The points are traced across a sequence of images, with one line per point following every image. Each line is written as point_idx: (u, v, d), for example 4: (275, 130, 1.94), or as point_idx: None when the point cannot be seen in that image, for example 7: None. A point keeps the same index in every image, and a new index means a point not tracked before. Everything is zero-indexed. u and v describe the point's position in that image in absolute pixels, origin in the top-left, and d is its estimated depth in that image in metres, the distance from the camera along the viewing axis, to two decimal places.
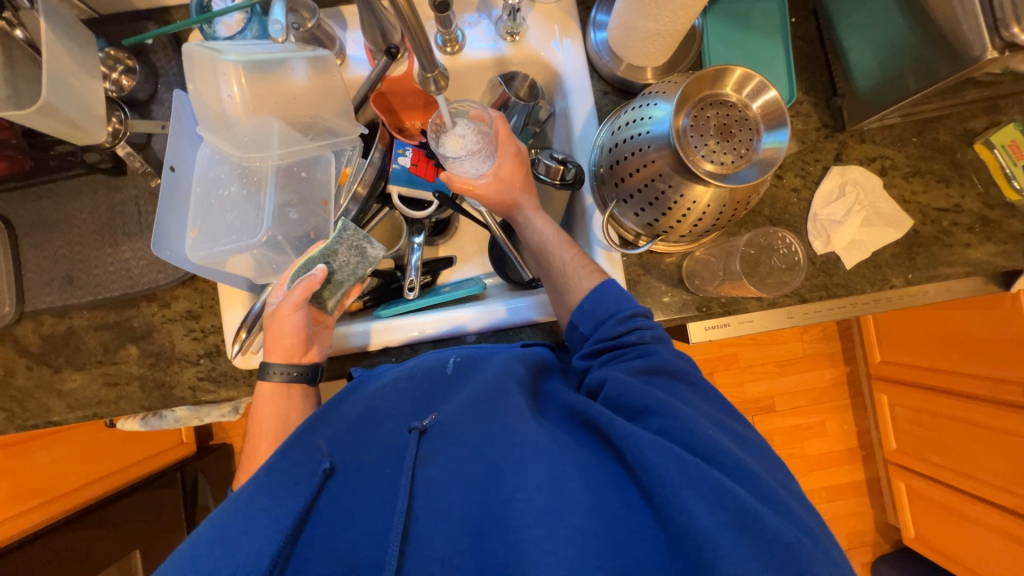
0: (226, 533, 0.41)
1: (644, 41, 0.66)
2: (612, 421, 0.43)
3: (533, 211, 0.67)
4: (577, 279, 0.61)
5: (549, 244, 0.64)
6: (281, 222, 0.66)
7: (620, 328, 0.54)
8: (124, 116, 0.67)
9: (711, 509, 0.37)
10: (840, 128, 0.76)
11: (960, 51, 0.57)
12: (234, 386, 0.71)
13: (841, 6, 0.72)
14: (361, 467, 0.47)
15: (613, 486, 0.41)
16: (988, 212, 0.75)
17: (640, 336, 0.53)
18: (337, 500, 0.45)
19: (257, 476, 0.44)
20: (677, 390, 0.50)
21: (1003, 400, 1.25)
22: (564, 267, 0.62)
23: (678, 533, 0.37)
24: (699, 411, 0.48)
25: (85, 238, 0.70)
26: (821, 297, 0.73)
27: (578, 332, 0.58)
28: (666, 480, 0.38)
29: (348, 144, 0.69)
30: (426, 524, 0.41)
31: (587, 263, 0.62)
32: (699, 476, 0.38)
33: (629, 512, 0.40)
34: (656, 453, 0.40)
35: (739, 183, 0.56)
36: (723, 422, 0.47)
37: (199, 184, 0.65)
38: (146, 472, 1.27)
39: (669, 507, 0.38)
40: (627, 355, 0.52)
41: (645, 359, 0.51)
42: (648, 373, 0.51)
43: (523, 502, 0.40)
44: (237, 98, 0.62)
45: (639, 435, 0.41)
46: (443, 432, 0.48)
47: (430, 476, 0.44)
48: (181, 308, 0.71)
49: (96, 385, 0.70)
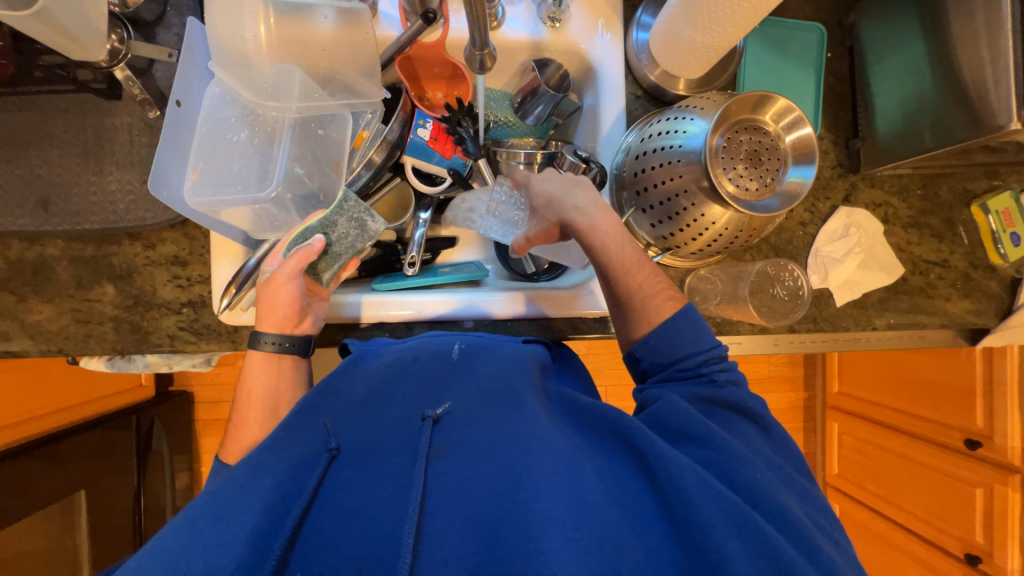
0: (227, 511, 0.41)
1: (686, 52, 0.66)
2: (648, 438, 0.44)
3: (591, 224, 0.57)
4: (646, 305, 0.55)
5: (621, 265, 0.56)
6: (289, 179, 0.61)
7: (690, 366, 0.52)
8: (126, 35, 0.61)
9: (750, 553, 0.39)
10: (854, 169, 0.78)
11: (985, 117, 0.59)
12: (216, 340, 0.68)
13: (876, 50, 0.73)
14: (367, 450, 0.45)
15: (632, 498, 0.42)
16: (971, 271, 0.79)
17: (713, 378, 0.52)
18: (342, 483, 0.43)
19: (259, 450, 0.45)
20: (738, 426, 0.50)
21: (944, 442, 1.35)
22: (633, 293, 0.56)
23: (703, 556, 0.38)
24: (753, 449, 0.48)
25: (67, 161, 0.64)
26: (809, 330, 0.76)
27: (640, 366, 0.56)
28: (699, 506, 0.40)
29: (369, 107, 0.65)
30: (440, 522, 0.40)
31: (659, 284, 0.56)
32: (720, 502, 0.40)
33: (645, 529, 0.41)
34: (694, 482, 0.41)
35: (761, 211, 0.56)
36: (777, 463, 0.48)
37: (204, 124, 0.60)
38: (101, 412, 1.21)
39: (693, 532, 0.39)
40: (692, 386, 0.52)
41: (713, 392, 0.51)
42: (707, 404, 0.50)
43: (543, 510, 0.40)
44: (262, 39, 0.59)
45: (675, 457, 0.42)
46: (456, 424, 0.47)
47: (444, 470, 0.43)
48: (167, 253, 0.67)
49: (65, 321, 0.66)
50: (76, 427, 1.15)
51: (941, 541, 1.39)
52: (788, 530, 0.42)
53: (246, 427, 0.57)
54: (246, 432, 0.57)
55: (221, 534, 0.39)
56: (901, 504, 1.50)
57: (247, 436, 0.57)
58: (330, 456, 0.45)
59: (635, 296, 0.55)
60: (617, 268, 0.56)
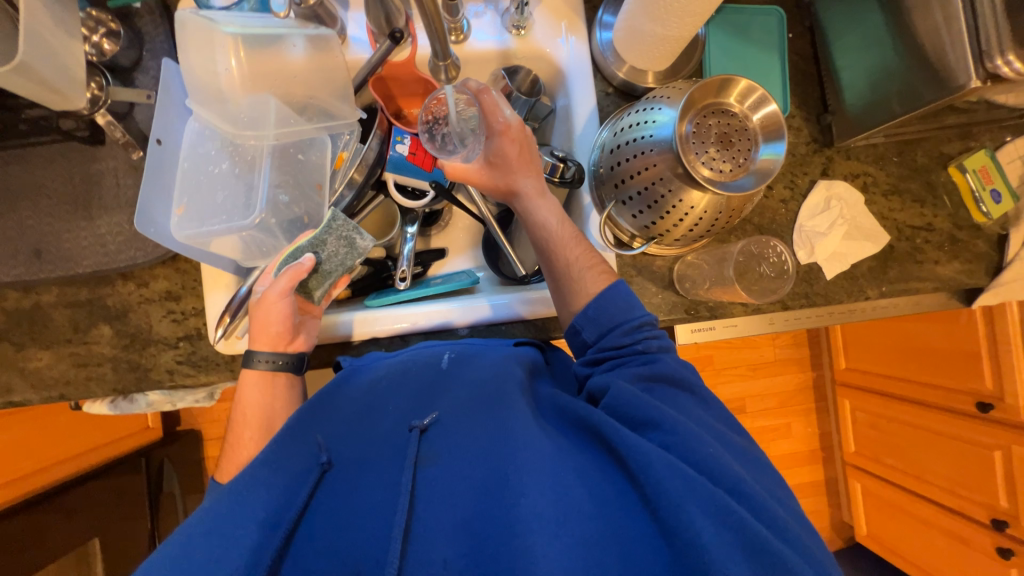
0: (221, 526, 0.42)
1: (650, 45, 0.67)
2: (616, 430, 0.45)
3: (538, 200, 0.64)
4: (583, 281, 0.60)
5: (555, 240, 0.62)
6: (273, 206, 0.63)
7: (627, 338, 0.55)
8: (105, 81, 0.63)
9: (718, 528, 0.39)
10: (828, 143, 0.79)
11: (946, 78, 0.60)
12: (215, 371, 0.68)
13: (836, 25, 0.75)
14: (361, 463, 0.47)
15: (615, 492, 0.43)
16: (957, 232, 0.80)
17: (647, 345, 0.55)
18: (332, 496, 0.45)
19: (252, 467, 0.45)
20: (678, 398, 0.52)
21: (956, 408, 1.34)
22: (570, 267, 0.61)
23: (681, 546, 0.39)
24: (694, 416, 0.50)
25: (56, 209, 0.65)
26: (802, 306, 0.76)
27: (580, 338, 0.59)
28: (666, 488, 0.40)
29: (345, 128, 0.68)
30: (430, 525, 0.42)
31: (595, 262, 0.61)
32: (704, 493, 0.40)
33: (631, 521, 0.41)
34: (663, 467, 0.41)
35: (737, 190, 0.57)
36: (709, 424, 0.50)
37: (186, 159, 0.62)
38: (109, 458, 1.22)
39: (675, 521, 0.39)
40: (631, 362, 0.54)
41: (649, 366, 0.53)
42: (649, 379, 0.52)
43: (528, 504, 0.41)
44: (235, 73, 0.60)
45: (643, 445, 0.43)
46: (444, 432, 0.49)
47: (431, 475, 0.45)
48: (160, 289, 0.68)
49: (64, 365, 0.67)
50: (85, 474, 1.15)
51: (966, 510, 1.37)
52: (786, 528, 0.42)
53: (240, 446, 0.58)
54: (241, 452, 0.57)
55: (213, 551, 0.40)
56: (922, 476, 1.47)
57: (242, 456, 0.57)
58: (322, 470, 0.47)
59: (573, 269, 0.61)
60: (556, 243, 0.62)
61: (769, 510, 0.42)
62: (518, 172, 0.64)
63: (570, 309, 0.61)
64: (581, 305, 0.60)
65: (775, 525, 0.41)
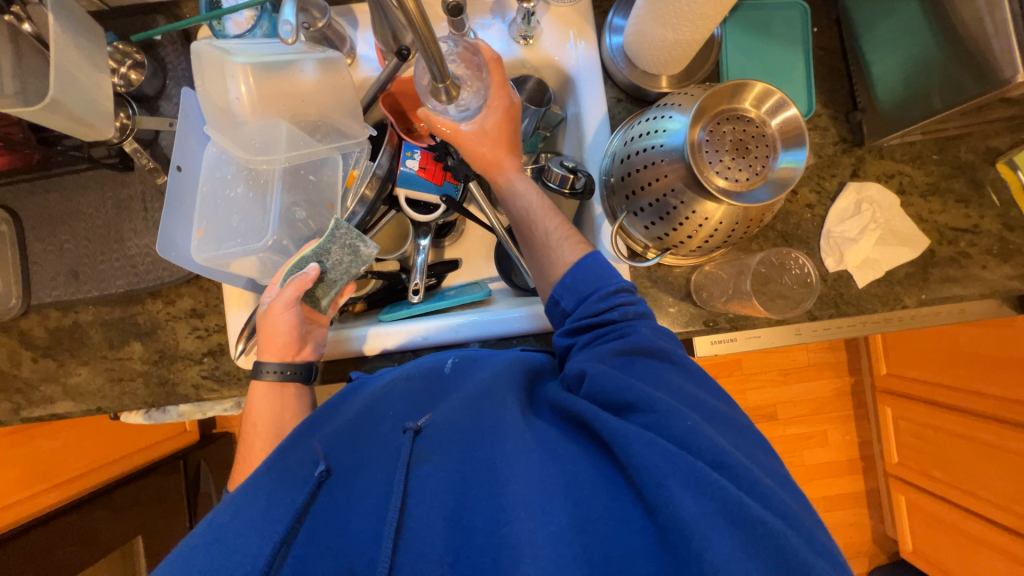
0: (224, 534, 0.42)
1: (662, 50, 0.65)
2: (596, 414, 0.44)
3: (516, 173, 0.65)
4: (560, 251, 0.60)
5: (533, 211, 0.63)
6: (290, 225, 0.66)
7: (604, 304, 0.53)
8: (132, 112, 0.66)
9: (699, 501, 0.37)
10: (858, 143, 0.75)
11: (989, 71, 0.55)
12: (237, 385, 0.71)
13: (865, 17, 0.70)
14: (359, 469, 0.47)
15: (603, 479, 0.42)
16: (1008, 233, 0.73)
17: (625, 312, 0.53)
18: (331, 502, 0.45)
19: (257, 474, 0.46)
20: (657, 369, 0.49)
21: (1009, 418, 1.24)
22: (547, 238, 0.61)
23: (665, 525, 0.37)
24: (675, 389, 0.48)
25: (91, 233, 0.69)
26: (832, 316, 0.72)
27: (561, 307, 0.57)
28: (646, 466, 0.39)
29: (356, 146, 0.68)
30: (420, 521, 0.41)
31: (571, 234, 0.61)
32: (686, 468, 0.39)
33: (617, 504, 0.40)
34: (643, 445, 0.40)
35: (753, 202, 0.54)
36: (685, 392, 0.48)
37: (206, 184, 0.65)
38: (150, 460, 1.29)
39: (656, 498, 0.38)
40: (610, 336, 0.52)
41: (625, 340, 0.51)
42: (627, 353, 0.50)
43: (514, 493, 0.41)
44: (245, 99, 0.63)
45: (625, 426, 0.42)
46: (437, 431, 0.48)
47: (424, 472, 0.45)
48: (185, 306, 0.71)
49: (100, 380, 0.71)
50: (128, 475, 1.22)
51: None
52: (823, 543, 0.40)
53: (252, 458, 0.59)
54: (251, 463, 0.58)
55: (216, 560, 0.41)
56: (973, 490, 1.37)
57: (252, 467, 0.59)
58: (322, 476, 0.47)
59: (549, 238, 0.61)
60: (535, 212, 0.63)
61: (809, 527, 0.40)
62: (498, 143, 0.64)
63: (551, 277, 0.60)
64: (559, 274, 0.58)
65: (813, 537, 0.40)
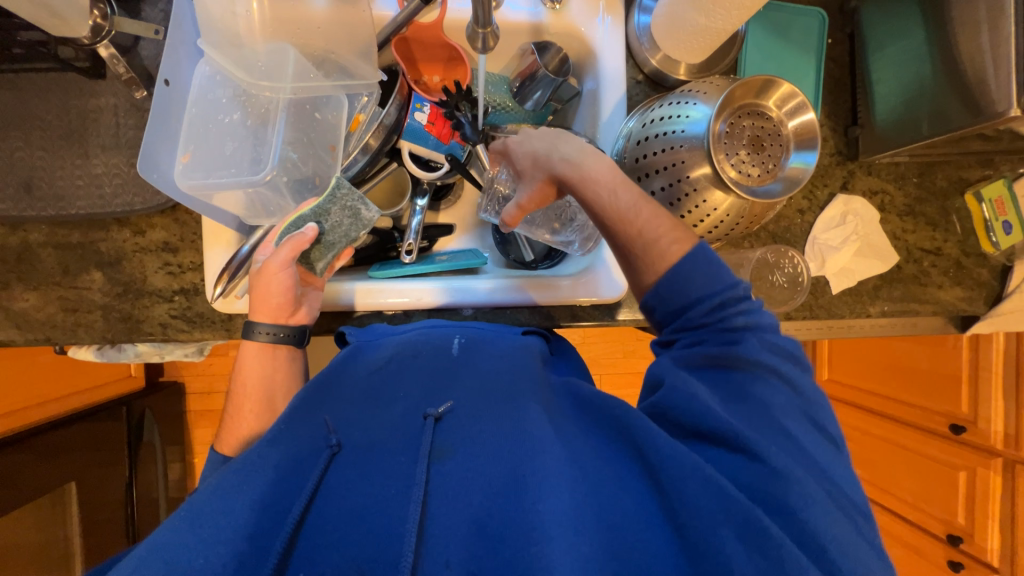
0: (227, 504, 0.42)
1: (688, 36, 0.65)
2: (652, 435, 0.45)
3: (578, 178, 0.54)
4: (655, 251, 0.52)
5: (618, 214, 0.52)
6: (284, 163, 0.59)
7: (708, 318, 0.50)
8: (110, 10, 0.59)
9: (748, 553, 0.39)
10: (852, 157, 0.78)
11: (983, 107, 0.60)
12: (209, 328, 0.66)
13: (877, 34, 0.73)
14: (370, 448, 0.46)
15: (638, 505, 0.43)
16: (964, 258, 0.80)
17: (730, 322, 0.50)
18: (343, 481, 0.44)
19: (258, 446, 0.46)
20: (749, 388, 0.48)
21: (929, 427, 1.39)
22: (638, 242, 0.52)
23: (703, 561, 0.39)
24: (762, 417, 0.47)
25: (49, 143, 0.61)
26: (805, 318, 0.77)
27: (654, 317, 0.55)
28: (698, 506, 0.41)
29: (365, 89, 0.63)
30: (442, 524, 0.41)
31: (667, 225, 0.52)
32: (739, 513, 0.40)
33: (652, 534, 0.41)
34: (698, 484, 0.41)
35: (764, 196, 0.57)
36: (780, 423, 0.47)
37: (194, 105, 0.59)
38: (89, 403, 1.20)
39: (703, 540, 0.40)
40: (710, 341, 0.50)
41: (725, 351, 0.49)
42: (716, 362, 0.50)
43: (548, 511, 0.41)
44: (255, 16, 0.57)
45: (681, 457, 0.43)
46: (458, 424, 0.48)
47: (449, 470, 0.44)
48: (157, 239, 0.65)
49: (51, 309, 0.64)
50: (63, 419, 1.12)
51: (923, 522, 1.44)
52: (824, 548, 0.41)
53: (241, 419, 0.58)
54: (240, 424, 0.57)
55: (210, 526, 0.41)
56: (886, 487, 1.54)
57: (242, 427, 0.57)
58: (331, 452, 0.46)
59: (641, 242, 0.52)
60: (614, 219, 0.52)
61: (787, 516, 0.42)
62: (545, 167, 0.57)
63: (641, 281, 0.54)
64: (656, 278, 0.52)
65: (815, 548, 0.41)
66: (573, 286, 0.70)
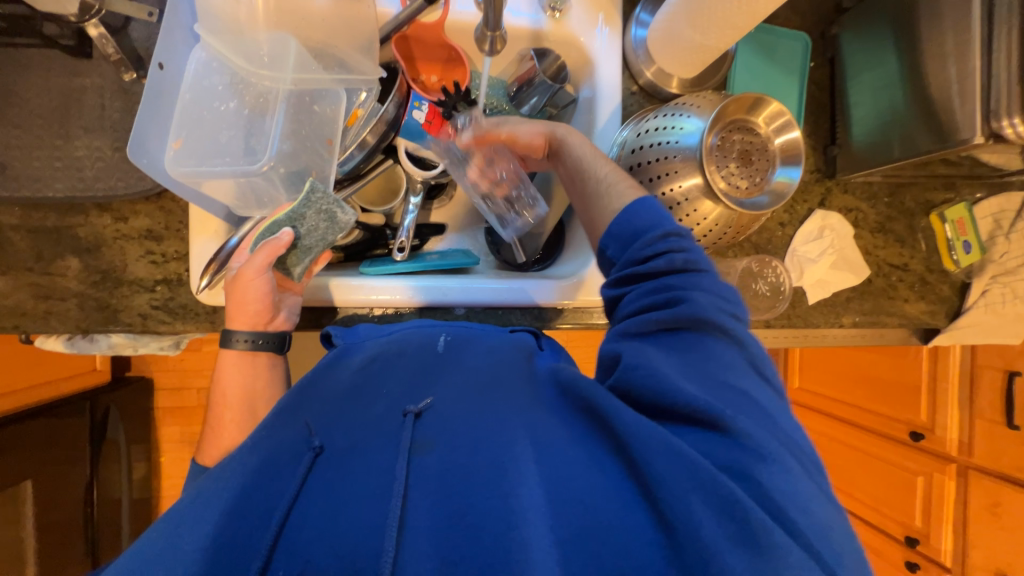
0: (203, 517, 0.42)
1: (683, 52, 0.67)
2: (616, 410, 0.43)
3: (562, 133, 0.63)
4: (610, 196, 0.56)
5: (584, 159, 0.60)
6: (282, 155, 0.58)
7: (649, 251, 0.51)
8: None
9: (720, 518, 0.36)
10: (830, 175, 0.82)
11: (950, 131, 0.64)
12: (192, 321, 0.64)
13: (855, 60, 0.77)
14: (351, 449, 0.46)
15: (613, 485, 0.40)
16: (928, 274, 0.85)
17: (671, 261, 0.49)
18: (325, 482, 0.43)
19: (241, 451, 0.46)
20: (707, 343, 0.46)
21: (891, 435, 1.47)
22: (597, 184, 0.58)
23: (681, 542, 0.36)
24: (716, 372, 0.45)
25: (27, 122, 0.59)
26: (783, 326, 0.80)
27: (607, 256, 0.55)
28: (666, 477, 0.38)
29: (364, 84, 0.61)
30: (420, 516, 0.39)
31: (624, 179, 0.58)
32: (707, 481, 0.37)
33: (629, 513, 0.38)
34: (661, 452, 0.39)
35: (752, 208, 0.59)
36: (735, 373, 0.45)
37: (189, 91, 0.57)
38: (49, 397, 1.13)
39: (674, 513, 0.37)
40: (654, 287, 0.49)
41: (670, 309, 0.47)
42: (673, 323, 0.47)
43: (526, 496, 0.39)
44: (258, 5, 0.57)
45: (644, 428, 0.41)
46: (438, 419, 0.47)
47: (429, 462, 0.43)
48: (140, 227, 0.63)
49: (21, 296, 0.61)
50: (19, 414, 1.06)
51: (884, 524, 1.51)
52: None
53: (224, 430, 0.56)
54: (223, 437, 0.56)
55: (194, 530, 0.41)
56: (849, 491, 1.61)
57: (224, 439, 0.56)
58: (313, 455, 0.46)
59: (597, 185, 0.58)
60: (575, 168, 0.60)
61: None
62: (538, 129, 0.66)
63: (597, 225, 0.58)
64: (607, 222, 0.56)
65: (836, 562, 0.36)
66: (561, 287, 0.71)
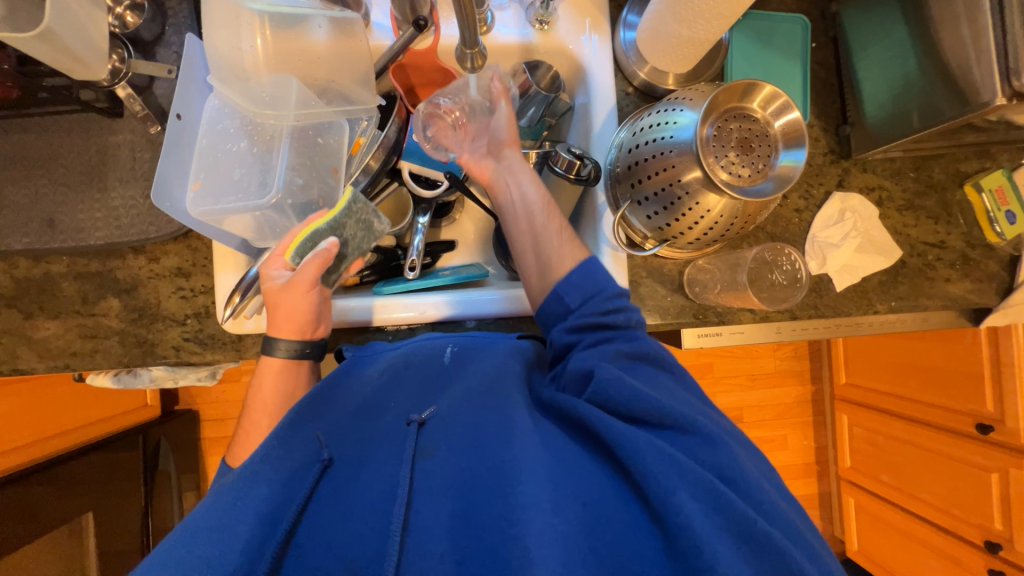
0: (223, 522, 0.42)
1: (673, 47, 0.67)
2: (603, 418, 0.45)
3: (520, 171, 0.66)
4: (562, 250, 0.61)
5: (540, 205, 0.63)
6: (289, 187, 0.62)
7: (609, 304, 0.56)
8: (127, 55, 0.63)
9: (707, 513, 0.39)
10: (845, 155, 0.79)
11: (969, 95, 0.60)
12: (221, 349, 0.68)
13: (860, 36, 0.75)
14: (359, 460, 0.47)
15: (610, 484, 0.43)
16: (970, 250, 0.79)
17: (631, 316, 0.56)
18: (335, 491, 0.45)
19: (253, 462, 0.46)
20: (657, 376, 0.54)
21: (958, 429, 1.35)
22: (552, 235, 0.62)
23: (674, 535, 0.38)
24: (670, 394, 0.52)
25: (70, 179, 0.65)
26: (811, 317, 0.76)
27: (563, 304, 0.58)
28: (656, 474, 0.40)
29: (364, 113, 0.66)
30: (425, 519, 0.41)
31: (570, 236, 0.63)
32: (693, 478, 0.41)
33: (626, 510, 0.41)
34: (653, 454, 0.42)
35: (757, 195, 0.57)
36: (683, 397, 0.52)
37: (205, 137, 0.62)
38: (105, 432, 1.22)
39: (667, 508, 0.39)
40: (615, 337, 0.55)
41: (632, 345, 0.54)
42: (632, 357, 0.54)
43: (526, 493, 0.41)
44: (259, 51, 0.61)
45: (632, 433, 0.44)
46: (442, 425, 0.49)
47: (432, 467, 0.45)
48: (171, 265, 0.68)
49: (71, 336, 0.67)
50: (79, 450, 1.14)
51: (958, 529, 1.38)
52: (806, 539, 0.42)
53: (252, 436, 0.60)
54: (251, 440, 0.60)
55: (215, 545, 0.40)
56: (915, 494, 1.48)
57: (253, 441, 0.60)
58: (323, 466, 0.46)
59: (552, 234, 0.62)
60: (528, 210, 0.64)
61: (776, 514, 0.42)
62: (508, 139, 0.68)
63: (547, 271, 0.61)
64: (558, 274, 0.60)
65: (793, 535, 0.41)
66: None
